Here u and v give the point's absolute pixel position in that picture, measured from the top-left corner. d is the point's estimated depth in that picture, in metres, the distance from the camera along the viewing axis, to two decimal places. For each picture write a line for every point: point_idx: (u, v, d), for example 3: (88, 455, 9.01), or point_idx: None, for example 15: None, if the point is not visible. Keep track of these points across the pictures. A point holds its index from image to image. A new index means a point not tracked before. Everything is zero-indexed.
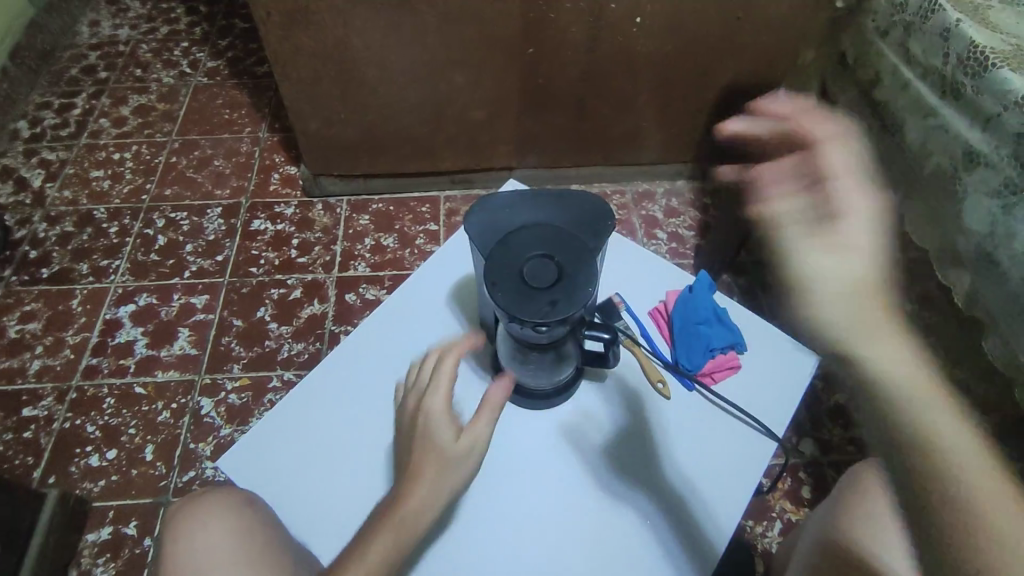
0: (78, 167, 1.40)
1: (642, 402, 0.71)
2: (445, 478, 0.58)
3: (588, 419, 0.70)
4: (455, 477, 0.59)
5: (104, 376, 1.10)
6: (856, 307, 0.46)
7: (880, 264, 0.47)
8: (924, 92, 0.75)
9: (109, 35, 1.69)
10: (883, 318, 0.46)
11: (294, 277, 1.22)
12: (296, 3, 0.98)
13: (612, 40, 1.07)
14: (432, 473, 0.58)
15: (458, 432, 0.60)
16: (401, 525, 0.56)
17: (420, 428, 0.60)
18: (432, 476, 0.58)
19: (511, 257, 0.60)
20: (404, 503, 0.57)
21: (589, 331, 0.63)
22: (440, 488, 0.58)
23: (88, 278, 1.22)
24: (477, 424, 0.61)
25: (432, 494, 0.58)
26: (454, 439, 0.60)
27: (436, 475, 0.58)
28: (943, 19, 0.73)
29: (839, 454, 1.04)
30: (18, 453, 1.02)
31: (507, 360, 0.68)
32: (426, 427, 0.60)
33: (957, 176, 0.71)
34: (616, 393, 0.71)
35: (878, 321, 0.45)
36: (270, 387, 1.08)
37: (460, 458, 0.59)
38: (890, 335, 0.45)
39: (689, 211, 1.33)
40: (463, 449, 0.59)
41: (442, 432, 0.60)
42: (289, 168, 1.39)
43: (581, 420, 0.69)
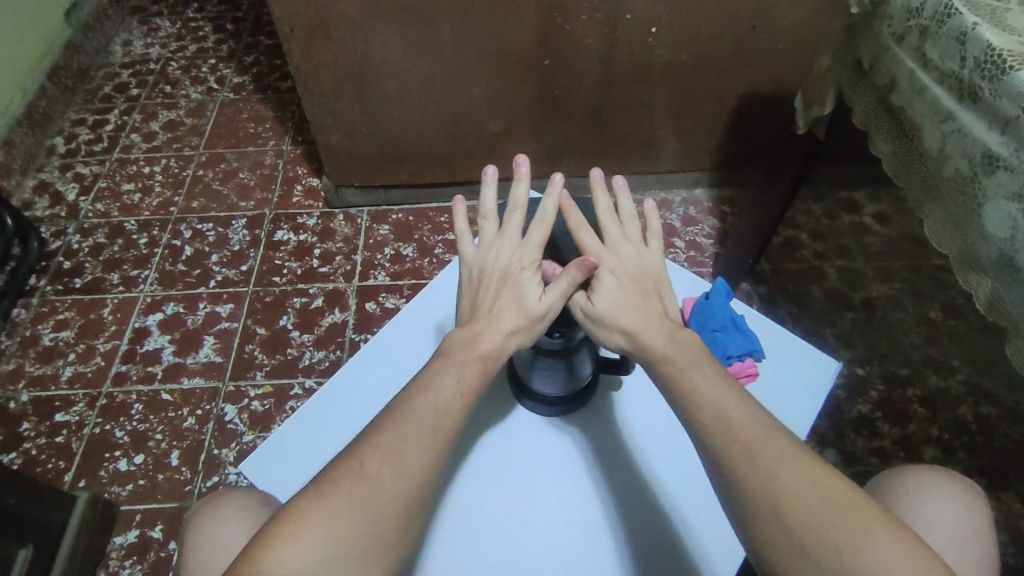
0: (110, 181, 1.44)
1: (654, 407, 0.71)
2: (521, 329, 0.59)
3: (583, 430, 0.69)
4: (523, 335, 0.59)
5: (133, 382, 1.13)
6: (617, 308, 0.59)
7: (633, 284, 0.61)
8: (938, 95, 0.60)
9: (140, 54, 1.76)
10: (644, 316, 0.58)
11: (316, 286, 1.24)
12: (318, 19, 1.00)
13: (628, 50, 1.07)
14: (514, 318, 0.59)
15: (541, 292, 0.60)
16: (473, 371, 0.55)
17: (502, 276, 0.61)
18: (511, 323, 0.59)
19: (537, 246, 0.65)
20: (482, 344, 0.57)
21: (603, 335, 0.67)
22: (514, 341, 0.59)
23: (119, 288, 1.26)
24: (554, 286, 0.60)
25: (507, 342, 0.58)
26: (537, 291, 0.60)
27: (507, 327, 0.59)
28: (958, 16, 0.56)
29: (862, 465, 1.02)
30: (50, 457, 1.05)
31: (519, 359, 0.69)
32: (509, 277, 0.61)
33: (978, 184, 0.57)
34: (628, 400, 0.72)
35: (637, 317, 0.58)
36: (292, 394, 1.10)
37: (534, 317, 0.59)
38: (644, 327, 0.57)
39: (707, 219, 1.33)
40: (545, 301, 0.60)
41: (526, 287, 0.60)
42: (311, 180, 1.42)
43: (577, 431, 0.69)
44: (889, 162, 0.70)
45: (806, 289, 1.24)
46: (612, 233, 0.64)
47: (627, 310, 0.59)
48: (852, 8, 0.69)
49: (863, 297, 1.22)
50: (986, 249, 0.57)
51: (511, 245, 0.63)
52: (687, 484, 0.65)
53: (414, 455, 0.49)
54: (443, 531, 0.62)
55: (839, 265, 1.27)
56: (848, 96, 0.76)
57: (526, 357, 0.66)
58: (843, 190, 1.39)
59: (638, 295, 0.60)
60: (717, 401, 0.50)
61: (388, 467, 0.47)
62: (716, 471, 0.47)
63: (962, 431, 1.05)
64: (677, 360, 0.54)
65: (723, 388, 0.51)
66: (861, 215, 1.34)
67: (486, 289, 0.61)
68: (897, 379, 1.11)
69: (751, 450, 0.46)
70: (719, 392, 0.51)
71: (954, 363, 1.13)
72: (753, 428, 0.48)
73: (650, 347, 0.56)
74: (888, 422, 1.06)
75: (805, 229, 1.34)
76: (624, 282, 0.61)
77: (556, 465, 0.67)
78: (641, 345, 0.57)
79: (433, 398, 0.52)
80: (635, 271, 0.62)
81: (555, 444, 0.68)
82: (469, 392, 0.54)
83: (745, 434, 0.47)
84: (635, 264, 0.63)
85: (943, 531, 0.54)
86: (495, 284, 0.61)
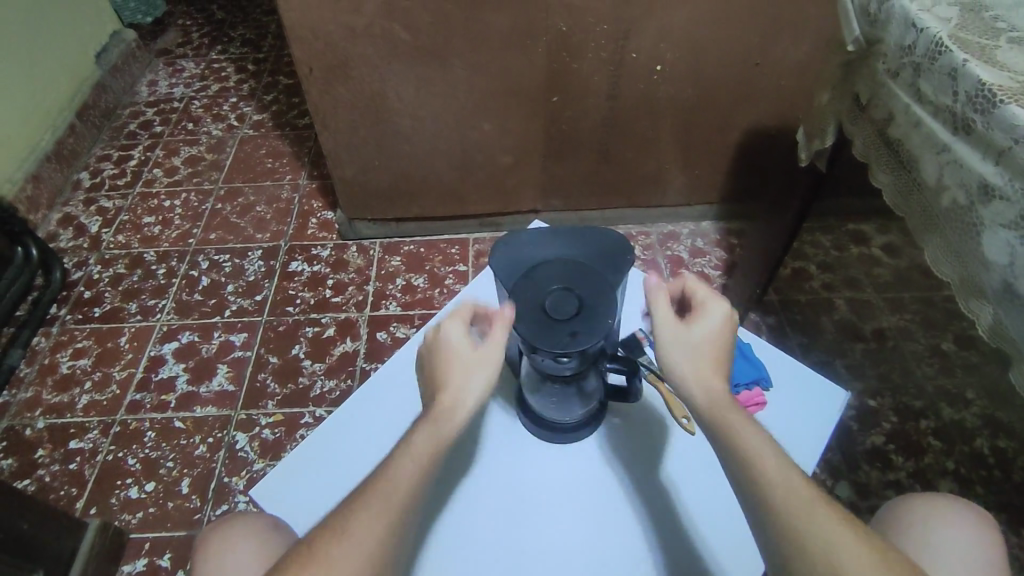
0: (132, 214, 1.49)
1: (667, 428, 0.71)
2: (472, 381, 0.58)
3: (597, 451, 0.70)
4: (477, 385, 0.58)
5: (146, 411, 1.14)
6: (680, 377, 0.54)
7: (697, 356, 0.54)
8: (934, 129, 0.61)
9: (165, 94, 1.83)
10: (703, 370, 0.54)
11: (328, 316, 1.26)
12: (336, 60, 1.05)
13: (634, 86, 1.11)
14: (459, 377, 0.58)
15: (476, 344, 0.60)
16: (425, 440, 0.54)
17: (438, 348, 0.60)
18: (459, 380, 0.58)
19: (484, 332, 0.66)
20: (440, 404, 0.56)
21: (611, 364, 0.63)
22: (474, 393, 0.57)
23: (136, 317, 1.29)
24: (492, 336, 0.59)
25: (462, 396, 0.57)
26: (472, 348, 0.59)
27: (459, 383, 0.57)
28: (948, 52, 0.58)
29: (877, 498, 1.00)
30: (63, 484, 1.06)
31: (529, 391, 0.69)
32: (444, 343, 0.60)
33: (975, 213, 0.58)
34: (642, 418, 0.72)
35: (691, 367, 0.54)
36: (303, 423, 1.11)
37: (479, 364, 0.58)
38: (699, 379, 0.53)
39: (715, 250, 1.35)
40: (485, 355, 0.59)
41: (458, 343, 0.60)
42: (325, 214, 1.46)
43: (591, 449, 0.70)
44: (889, 193, 0.72)
45: (815, 320, 1.24)
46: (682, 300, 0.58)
47: (682, 363, 0.54)
48: (849, 46, 0.72)
49: (874, 328, 1.22)
50: (986, 278, 0.58)
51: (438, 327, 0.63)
52: (696, 506, 0.64)
53: (361, 530, 0.48)
54: (449, 565, 0.62)
55: (848, 296, 1.28)
56: (848, 130, 0.78)
57: (534, 382, 0.67)
58: (850, 222, 1.40)
59: (704, 366, 0.54)
60: (759, 451, 0.48)
61: (340, 546, 0.47)
62: (769, 525, 0.45)
63: (979, 464, 1.03)
64: (732, 425, 0.50)
65: (765, 440, 0.49)
66: (869, 247, 1.35)
67: (433, 360, 0.60)
68: (911, 411, 1.10)
69: (811, 510, 0.44)
70: (764, 445, 0.49)
71: (969, 396, 1.11)
72: (806, 488, 0.46)
73: (702, 391, 0.53)
74: (902, 454, 1.05)
75: (813, 261, 1.35)
76: (680, 339, 0.55)
77: (559, 494, 0.67)
78: (689, 390, 0.53)
79: (406, 461, 0.52)
80: (702, 327, 0.56)
81: (557, 474, 0.68)
82: (423, 459, 0.53)
83: (798, 491, 0.46)
84: (700, 320, 0.56)
85: (943, 539, 0.55)
86: (432, 357, 0.60)
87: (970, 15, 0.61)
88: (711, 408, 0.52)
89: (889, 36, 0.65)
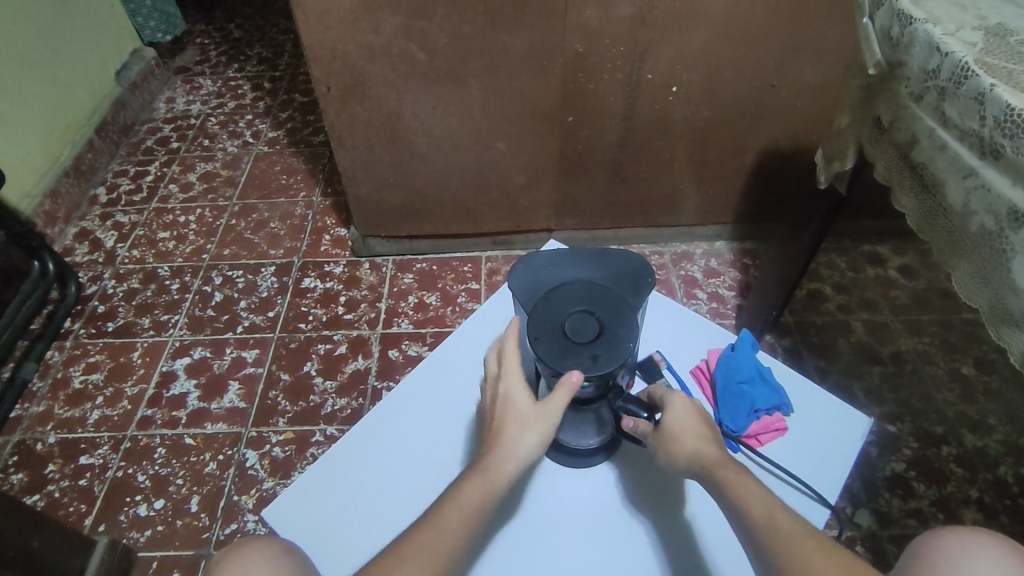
0: (147, 229, 1.50)
1: None
2: (525, 432, 0.57)
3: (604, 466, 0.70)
4: (533, 438, 0.57)
5: (157, 427, 1.14)
6: (669, 452, 0.57)
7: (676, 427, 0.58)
8: (961, 153, 0.61)
9: (182, 110, 1.86)
10: (686, 444, 0.57)
11: (340, 333, 1.26)
12: (353, 79, 1.06)
13: (650, 107, 1.11)
14: (514, 432, 0.57)
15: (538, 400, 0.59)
16: (476, 486, 0.54)
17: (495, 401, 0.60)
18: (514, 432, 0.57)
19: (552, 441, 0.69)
20: (492, 457, 0.56)
21: (626, 403, 0.62)
22: (527, 447, 0.57)
23: (149, 332, 1.29)
24: (552, 399, 0.57)
25: (515, 448, 0.56)
26: (535, 406, 0.58)
27: (514, 434, 0.57)
28: (974, 77, 0.57)
29: (899, 528, 0.98)
30: (72, 501, 1.05)
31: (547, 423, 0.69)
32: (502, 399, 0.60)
33: (1004, 238, 0.57)
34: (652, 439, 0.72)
35: (677, 445, 0.57)
36: (313, 441, 1.10)
37: (537, 420, 0.57)
38: (688, 454, 0.56)
39: (729, 270, 1.34)
40: (544, 413, 0.58)
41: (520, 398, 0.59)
42: (339, 230, 1.47)
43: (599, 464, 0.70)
44: (913, 218, 0.71)
45: (832, 343, 1.23)
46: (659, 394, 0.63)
47: (670, 445, 0.57)
48: (870, 69, 0.72)
49: (891, 351, 1.21)
50: (1016, 303, 0.57)
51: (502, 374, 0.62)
52: (701, 522, 0.65)
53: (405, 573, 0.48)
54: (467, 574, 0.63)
55: (865, 318, 1.26)
56: (870, 152, 0.78)
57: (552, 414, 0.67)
58: (866, 243, 1.39)
59: (684, 435, 0.57)
60: (740, 493, 0.51)
61: None
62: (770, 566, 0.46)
63: (1003, 494, 1.01)
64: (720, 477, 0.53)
65: (747, 480, 0.53)
66: (885, 269, 1.34)
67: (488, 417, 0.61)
68: (931, 437, 1.08)
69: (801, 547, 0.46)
70: (754, 493, 0.51)
71: (990, 422, 1.09)
72: (793, 526, 0.48)
73: (694, 462, 0.56)
74: (924, 482, 1.02)
75: (829, 282, 1.33)
76: (659, 427, 0.59)
77: (576, 523, 0.67)
78: (681, 458, 0.57)
79: (455, 513, 0.53)
80: (670, 411, 0.59)
81: (565, 490, 0.69)
82: (469, 509, 0.53)
83: (788, 530, 0.47)
84: (667, 407, 0.60)
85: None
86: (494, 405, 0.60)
87: (995, 39, 0.61)
88: (708, 474, 0.54)
89: (912, 60, 0.65)
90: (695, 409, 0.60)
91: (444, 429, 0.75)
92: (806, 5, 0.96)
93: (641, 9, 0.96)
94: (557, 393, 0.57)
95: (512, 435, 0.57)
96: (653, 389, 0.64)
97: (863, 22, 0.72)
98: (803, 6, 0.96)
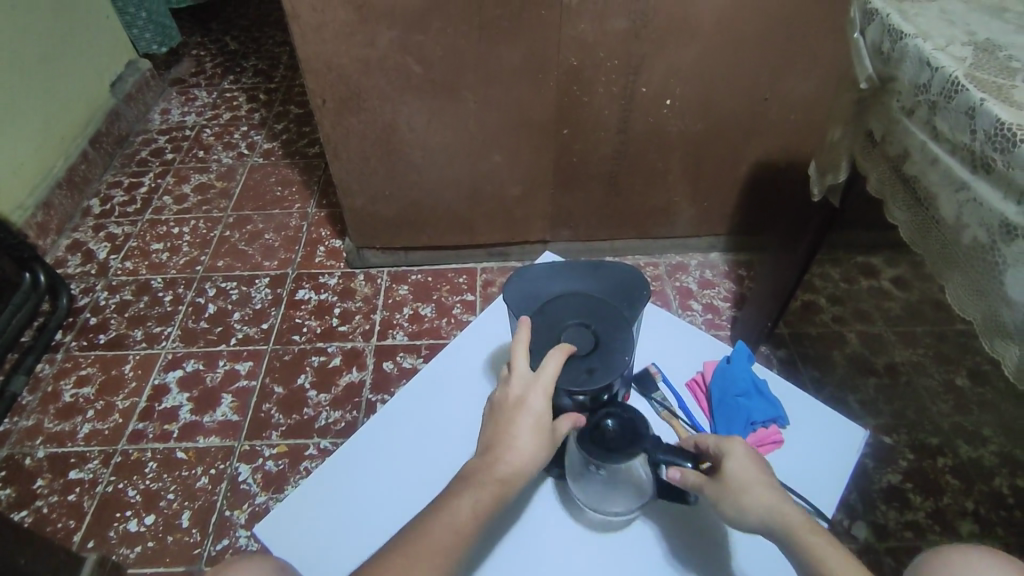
0: (140, 241, 1.49)
1: None
2: (541, 446, 0.56)
3: None
4: (543, 456, 0.56)
5: (148, 441, 1.12)
6: (735, 509, 0.53)
7: (741, 481, 0.54)
8: (952, 166, 0.61)
9: (177, 121, 1.86)
10: (758, 499, 0.52)
11: (335, 345, 1.25)
12: (349, 92, 1.06)
13: (643, 120, 1.12)
14: (528, 445, 0.55)
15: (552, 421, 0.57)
16: (489, 489, 0.54)
17: (516, 403, 0.57)
18: (531, 444, 0.56)
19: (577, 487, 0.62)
20: (504, 465, 0.55)
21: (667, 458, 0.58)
22: (536, 462, 0.56)
23: (141, 344, 1.28)
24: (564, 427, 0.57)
25: (525, 461, 0.55)
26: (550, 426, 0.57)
27: (528, 447, 0.55)
28: (964, 91, 0.58)
29: (896, 540, 0.97)
30: (61, 516, 1.04)
31: (573, 477, 0.62)
32: (525, 404, 0.56)
33: (997, 251, 0.57)
34: None
35: (744, 501, 0.53)
36: (307, 455, 1.09)
37: (549, 441, 0.57)
38: (762, 510, 0.52)
39: (724, 282, 1.34)
40: (554, 435, 0.57)
41: (540, 411, 0.56)
42: (334, 242, 1.46)
43: None
44: (906, 230, 0.71)
45: (826, 354, 1.23)
46: (707, 441, 0.58)
47: (740, 499, 0.53)
48: (861, 84, 0.73)
49: (886, 362, 1.21)
50: (1009, 315, 0.58)
51: (523, 376, 0.57)
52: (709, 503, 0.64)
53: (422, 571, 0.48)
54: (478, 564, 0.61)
55: (859, 329, 1.26)
56: (862, 164, 0.78)
57: (579, 469, 0.60)
58: (859, 255, 1.40)
59: (751, 491, 0.53)
60: (828, 561, 0.48)
61: None
62: None
63: (999, 506, 1.01)
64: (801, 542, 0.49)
65: (829, 544, 0.49)
66: (878, 280, 1.35)
67: (504, 416, 0.57)
68: (927, 448, 1.08)
69: None
70: (845, 562, 0.47)
71: (985, 433, 1.09)
72: None
73: (769, 518, 0.52)
74: (920, 494, 1.02)
75: (823, 293, 1.34)
76: (724, 479, 0.54)
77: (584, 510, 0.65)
78: (752, 516, 0.52)
79: (468, 514, 0.52)
80: (729, 463, 0.55)
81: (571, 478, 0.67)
82: (483, 511, 0.53)
83: None
84: (725, 457, 0.56)
85: None
86: (509, 410, 0.57)
87: (985, 54, 0.62)
88: (788, 534, 0.50)
89: (903, 74, 0.66)
90: (753, 457, 0.56)
91: (435, 446, 0.74)
92: (797, 20, 0.97)
93: (635, 22, 0.97)
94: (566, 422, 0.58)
95: (527, 450, 0.55)
96: (698, 439, 0.59)
97: (855, 37, 0.73)
98: (795, 21, 0.97)
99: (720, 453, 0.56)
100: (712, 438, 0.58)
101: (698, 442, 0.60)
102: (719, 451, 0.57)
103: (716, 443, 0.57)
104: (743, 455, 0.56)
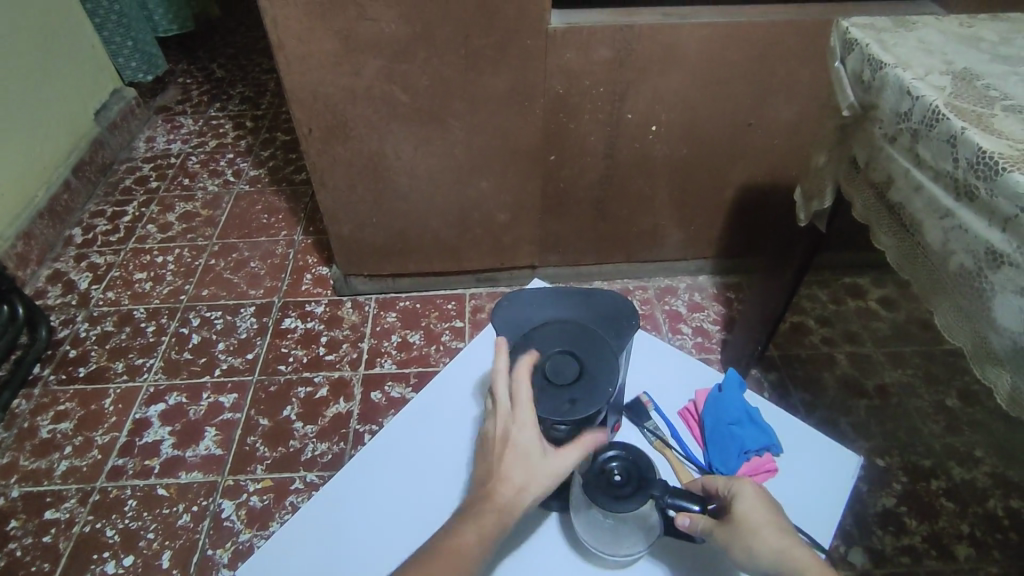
0: (123, 270, 1.47)
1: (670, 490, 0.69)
2: (532, 478, 0.55)
3: None
4: (540, 484, 0.55)
5: (128, 477, 1.09)
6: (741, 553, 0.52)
7: (746, 523, 0.53)
8: (936, 194, 0.61)
9: (163, 149, 1.85)
10: (767, 541, 0.51)
11: (322, 374, 1.23)
12: (335, 120, 1.05)
13: (630, 145, 1.12)
14: (521, 476, 0.55)
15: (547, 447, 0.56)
16: (485, 519, 0.53)
17: (501, 439, 0.56)
18: (522, 478, 0.55)
19: (583, 524, 0.60)
20: (499, 494, 0.54)
21: (676, 501, 0.57)
22: (534, 492, 0.55)
23: (123, 377, 1.25)
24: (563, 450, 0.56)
25: (523, 492, 0.55)
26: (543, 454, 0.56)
27: (520, 478, 0.55)
28: (944, 120, 0.58)
29: (893, 566, 0.96)
30: (35, 559, 1.00)
31: (579, 518, 0.60)
32: (510, 437, 0.56)
33: (983, 278, 0.57)
34: None
35: (748, 543, 0.52)
36: (293, 489, 1.06)
37: (545, 466, 0.55)
38: (771, 553, 0.51)
39: (713, 305, 1.34)
40: (553, 459, 0.56)
41: (529, 442, 0.55)
42: (321, 269, 1.45)
43: None
44: (893, 256, 0.72)
45: (818, 376, 1.23)
46: (718, 483, 0.58)
47: (748, 539, 0.52)
48: (844, 111, 0.74)
49: (877, 384, 1.21)
50: (998, 341, 0.58)
51: (504, 412, 0.57)
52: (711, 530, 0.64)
53: None
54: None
55: (849, 351, 1.27)
56: (847, 189, 0.79)
57: (586, 510, 0.59)
58: (845, 276, 1.41)
59: (756, 533, 0.52)
60: None
61: None
62: None
63: (994, 528, 1.00)
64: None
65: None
66: (866, 301, 1.35)
67: (494, 454, 0.56)
68: (921, 471, 1.07)
69: None
70: None
71: (977, 454, 1.09)
72: None
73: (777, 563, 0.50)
74: (915, 517, 1.01)
75: (812, 315, 1.34)
76: (733, 518, 0.53)
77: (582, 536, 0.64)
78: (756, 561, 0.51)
79: (470, 538, 0.53)
80: (736, 503, 0.54)
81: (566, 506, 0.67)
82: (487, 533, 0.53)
83: None
84: (733, 498, 0.55)
85: None
86: (497, 448, 0.56)
87: (963, 83, 0.63)
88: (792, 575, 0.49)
89: (884, 102, 0.67)
90: (760, 496, 0.55)
91: (427, 475, 0.72)
92: (778, 47, 0.99)
93: (620, 52, 0.99)
94: (569, 446, 0.57)
95: (518, 482, 0.55)
96: (708, 482, 0.59)
97: (835, 67, 0.74)
98: (775, 50, 0.99)
99: (729, 495, 0.56)
100: (723, 480, 0.58)
101: (709, 485, 0.59)
102: (727, 493, 0.56)
103: (726, 484, 0.57)
104: (751, 494, 0.55)
